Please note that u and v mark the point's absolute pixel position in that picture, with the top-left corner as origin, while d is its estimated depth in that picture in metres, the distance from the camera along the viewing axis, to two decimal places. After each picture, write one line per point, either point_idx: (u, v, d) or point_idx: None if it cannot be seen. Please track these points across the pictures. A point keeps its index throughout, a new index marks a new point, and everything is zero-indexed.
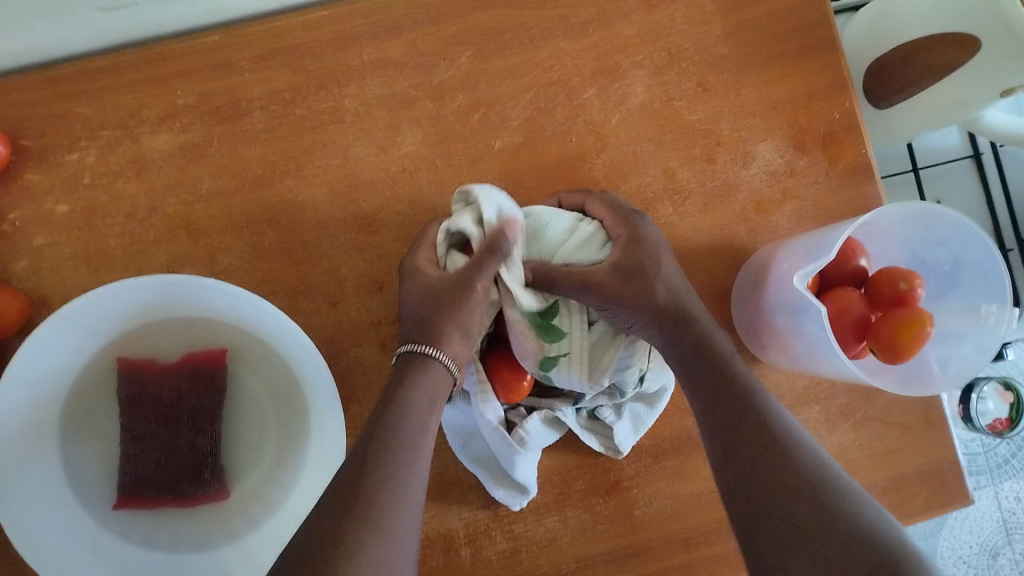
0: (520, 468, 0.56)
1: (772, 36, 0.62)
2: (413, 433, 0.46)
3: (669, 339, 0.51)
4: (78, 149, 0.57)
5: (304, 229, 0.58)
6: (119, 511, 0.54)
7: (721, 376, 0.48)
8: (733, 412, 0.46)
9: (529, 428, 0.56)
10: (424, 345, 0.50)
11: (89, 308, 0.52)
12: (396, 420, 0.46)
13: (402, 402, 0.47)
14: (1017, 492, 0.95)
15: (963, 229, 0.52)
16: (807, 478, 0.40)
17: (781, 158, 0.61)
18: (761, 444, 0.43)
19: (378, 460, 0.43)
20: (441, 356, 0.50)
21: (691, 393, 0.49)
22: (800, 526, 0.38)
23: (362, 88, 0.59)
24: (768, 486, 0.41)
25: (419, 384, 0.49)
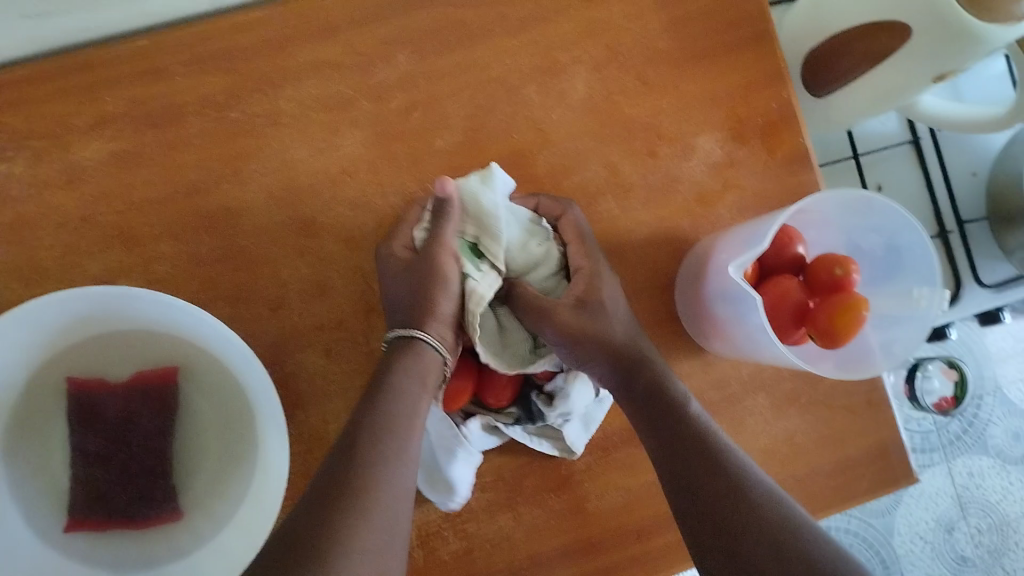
0: (455, 468, 0.56)
1: (709, 28, 0.62)
2: (399, 441, 0.46)
3: (621, 377, 0.53)
4: (7, 159, 0.56)
5: (244, 235, 0.57)
6: (68, 534, 0.53)
7: (678, 417, 0.49)
8: (691, 451, 0.47)
9: (470, 430, 0.57)
10: (415, 329, 0.52)
11: (28, 321, 0.51)
12: (377, 421, 0.46)
13: (383, 402, 0.47)
14: (969, 467, 0.97)
15: (896, 215, 0.53)
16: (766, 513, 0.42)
17: (721, 150, 0.62)
18: (718, 485, 0.45)
19: (355, 465, 0.43)
20: (428, 338, 0.51)
21: (645, 425, 0.50)
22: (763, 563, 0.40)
23: (299, 90, 0.59)
24: (720, 518, 0.43)
25: (406, 373, 0.49)
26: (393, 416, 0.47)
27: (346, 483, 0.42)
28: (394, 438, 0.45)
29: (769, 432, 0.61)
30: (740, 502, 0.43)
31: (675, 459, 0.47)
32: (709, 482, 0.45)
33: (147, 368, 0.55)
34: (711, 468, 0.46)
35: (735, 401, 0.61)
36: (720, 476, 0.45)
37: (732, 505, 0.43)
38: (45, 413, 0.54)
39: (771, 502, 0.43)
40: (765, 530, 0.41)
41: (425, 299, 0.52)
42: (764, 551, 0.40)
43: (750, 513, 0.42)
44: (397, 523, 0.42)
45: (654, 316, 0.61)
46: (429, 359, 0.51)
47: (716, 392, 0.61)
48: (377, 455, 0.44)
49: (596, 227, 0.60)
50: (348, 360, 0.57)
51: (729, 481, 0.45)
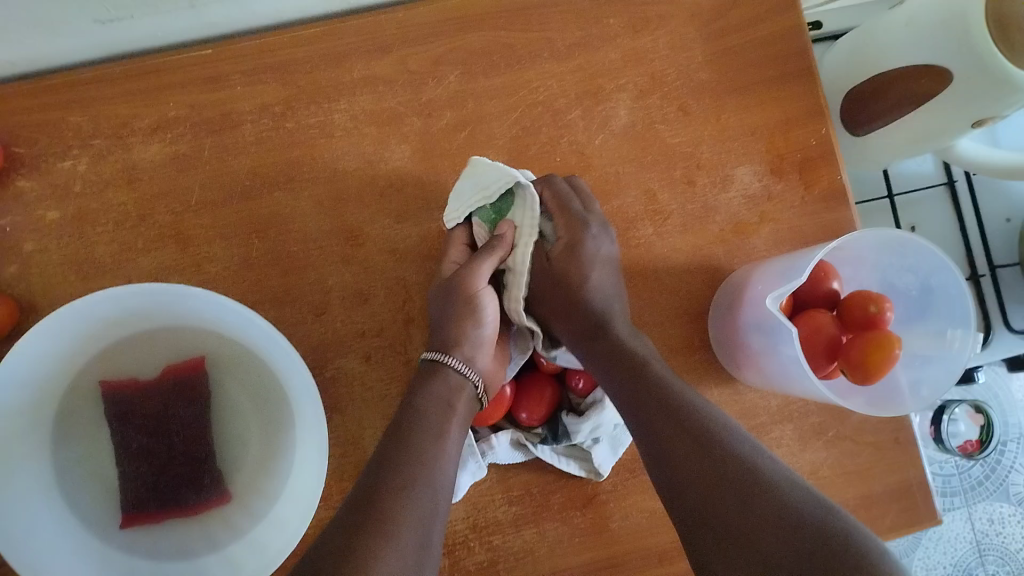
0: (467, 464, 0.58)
1: (752, 64, 0.64)
2: (419, 449, 0.47)
3: (585, 348, 0.57)
4: (71, 157, 0.58)
5: (291, 240, 0.59)
6: (126, 530, 0.55)
7: (649, 382, 0.51)
8: (659, 411, 0.48)
9: (496, 442, 0.59)
10: (450, 357, 0.53)
11: (78, 318, 0.53)
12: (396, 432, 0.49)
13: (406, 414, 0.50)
14: (990, 514, 0.97)
15: (930, 255, 0.53)
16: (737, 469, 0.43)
17: (759, 182, 0.63)
18: (688, 440, 0.46)
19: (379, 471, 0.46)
20: (456, 361, 0.53)
21: (619, 400, 0.52)
22: (729, 517, 0.41)
23: (352, 104, 0.61)
24: (688, 479, 0.44)
25: (432, 390, 0.52)
26: (414, 431, 0.49)
27: (361, 497, 0.44)
28: (410, 449, 0.47)
29: (795, 463, 0.62)
30: (714, 455, 0.44)
31: (650, 422, 0.49)
32: (685, 443, 0.46)
33: (177, 362, 0.57)
34: (688, 430, 0.46)
35: (764, 430, 0.61)
36: (688, 432, 0.46)
37: (708, 461, 0.44)
38: (87, 406, 0.56)
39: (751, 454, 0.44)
40: (733, 482, 0.42)
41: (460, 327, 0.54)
42: (726, 500, 0.42)
43: (716, 466, 0.43)
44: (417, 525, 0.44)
45: (686, 341, 0.62)
46: (461, 389, 0.53)
47: (744, 420, 0.61)
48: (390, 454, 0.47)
49: (633, 251, 0.62)
50: (385, 368, 0.58)
51: (704, 440, 0.45)
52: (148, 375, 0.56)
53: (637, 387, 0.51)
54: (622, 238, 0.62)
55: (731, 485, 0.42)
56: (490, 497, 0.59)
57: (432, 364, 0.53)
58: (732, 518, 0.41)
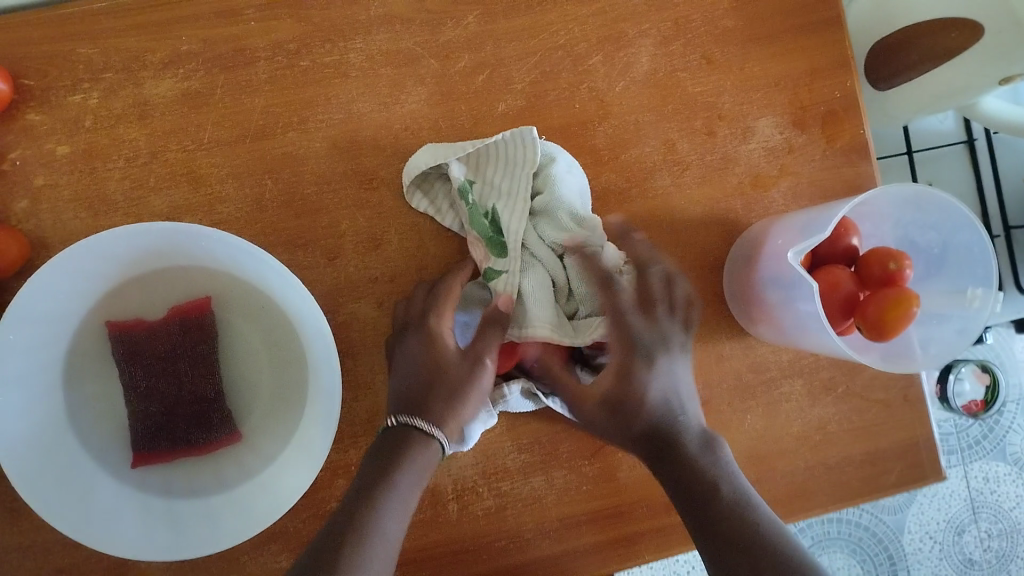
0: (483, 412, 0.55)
1: (778, 12, 0.62)
2: (382, 503, 0.47)
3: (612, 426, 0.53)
4: (81, 90, 0.57)
5: (305, 183, 0.58)
6: (138, 469, 0.55)
7: (668, 428, 0.51)
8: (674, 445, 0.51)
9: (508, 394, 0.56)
10: (429, 423, 0.51)
11: (88, 255, 0.52)
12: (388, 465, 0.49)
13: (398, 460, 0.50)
14: (986, 472, 0.98)
15: (954, 212, 0.53)
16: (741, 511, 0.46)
17: (780, 135, 0.62)
18: (702, 479, 0.48)
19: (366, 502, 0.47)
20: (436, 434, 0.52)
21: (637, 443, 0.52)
22: (729, 544, 0.45)
23: (368, 43, 0.59)
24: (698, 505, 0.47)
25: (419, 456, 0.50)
26: (379, 477, 0.48)
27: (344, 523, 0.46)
28: (376, 502, 0.47)
29: (804, 418, 0.62)
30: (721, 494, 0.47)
31: (669, 460, 0.51)
32: (694, 489, 0.48)
33: (183, 302, 0.56)
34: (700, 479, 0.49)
35: (774, 384, 0.62)
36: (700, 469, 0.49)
37: (718, 515, 0.47)
38: (98, 347, 0.56)
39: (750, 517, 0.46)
40: (738, 519, 0.46)
41: (449, 398, 0.52)
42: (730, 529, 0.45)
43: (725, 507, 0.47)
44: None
45: (700, 295, 0.61)
46: (432, 453, 0.51)
47: (755, 374, 0.61)
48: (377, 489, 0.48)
49: (651, 203, 0.60)
50: None
51: (713, 495, 0.48)
52: (155, 316, 0.56)
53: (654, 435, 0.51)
54: (639, 188, 0.60)
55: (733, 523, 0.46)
56: (499, 445, 0.60)
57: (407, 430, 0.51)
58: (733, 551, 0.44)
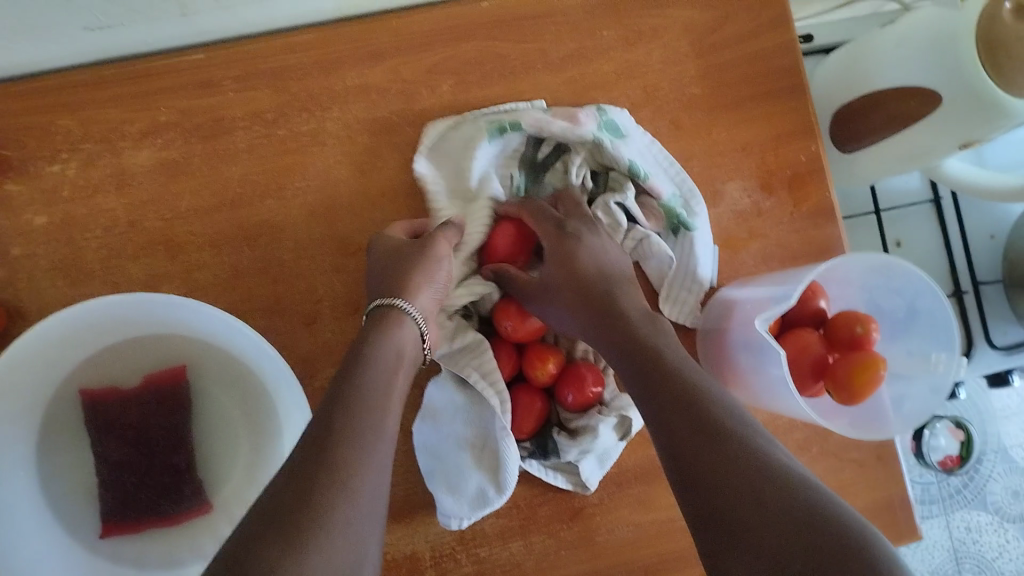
0: (470, 478, 0.57)
1: (744, 79, 0.64)
2: (367, 411, 0.44)
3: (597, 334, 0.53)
4: (60, 161, 0.58)
5: (282, 249, 0.59)
6: (106, 540, 0.54)
7: (650, 354, 0.49)
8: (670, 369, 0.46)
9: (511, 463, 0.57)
10: (399, 299, 0.52)
11: (66, 326, 0.52)
12: (362, 364, 0.47)
13: (369, 356, 0.48)
14: (968, 522, 0.98)
15: (917, 280, 0.54)
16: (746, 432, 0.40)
17: (748, 198, 0.63)
18: (706, 399, 0.43)
19: (329, 424, 0.42)
20: (412, 309, 0.52)
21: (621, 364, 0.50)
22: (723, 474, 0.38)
23: (345, 112, 0.60)
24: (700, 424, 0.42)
25: (381, 352, 0.49)
26: (365, 375, 0.46)
27: (302, 444, 0.42)
28: (356, 403, 0.44)
29: None
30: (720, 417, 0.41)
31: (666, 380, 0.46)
32: (692, 403, 0.43)
33: (158, 370, 0.56)
34: (690, 401, 0.43)
35: None
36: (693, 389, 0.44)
37: (723, 438, 0.40)
38: (65, 420, 0.55)
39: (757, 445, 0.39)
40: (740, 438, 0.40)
41: (407, 270, 0.53)
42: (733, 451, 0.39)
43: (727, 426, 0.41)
44: (366, 479, 0.41)
45: None
46: (408, 331, 0.52)
47: None
48: (337, 420, 0.43)
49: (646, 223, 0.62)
50: None
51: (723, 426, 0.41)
52: (128, 384, 0.56)
53: (636, 355, 0.49)
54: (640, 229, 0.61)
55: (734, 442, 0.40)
56: None
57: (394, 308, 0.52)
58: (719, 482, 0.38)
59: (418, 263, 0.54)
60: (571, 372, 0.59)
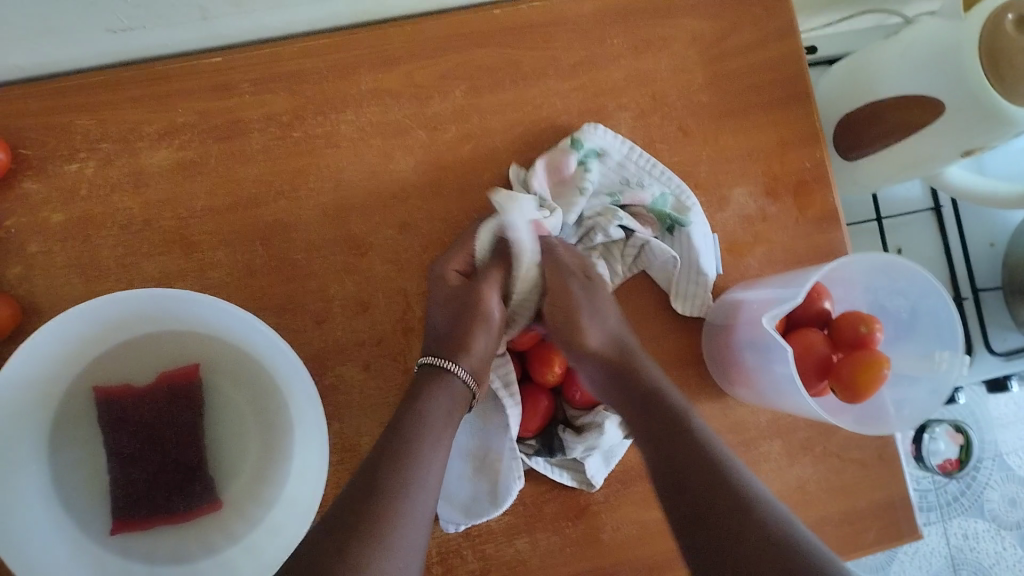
0: (465, 486, 0.59)
1: (751, 87, 0.66)
2: (416, 461, 0.48)
3: (614, 382, 0.55)
4: (78, 160, 0.59)
5: (295, 249, 0.60)
6: (116, 536, 0.55)
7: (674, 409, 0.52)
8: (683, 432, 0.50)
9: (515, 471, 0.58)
10: (447, 361, 0.55)
11: (81, 323, 0.53)
12: (413, 418, 0.51)
13: (417, 413, 0.51)
14: (965, 529, 0.99)
15: (922, 280, 0.55)
16: (747, 498, 0.45)
17: (754, 204, 0.65)
18: (711, 464, 0.47)
19: (381, 474, 0.46)
20: (461, 372, 0.55)
21: (637, 426, 0.53)
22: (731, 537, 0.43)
23: (359, 115, 0.61)
24: (708, 491, 0.46)
25: (434, 401, 0.53)
26: (415, 425, 0.50)
27: (356, 494, 0.45)
28: (409, 455, 0.48)
29: (782, 478, 0.63)
30: (726, 482, 0.46)
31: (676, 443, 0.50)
32: (700, 468, 0.47)
33: (170, 368, 0.57)
34: (703, 469, 0.47)
35: (753, 445, 0.63)
36: (706, 454, 0.48)
37: (726, 504, 0.44)
38: (79, 415, 0.56)
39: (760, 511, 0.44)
40: (740, 504, 0.44)
41: (464, 331, 0.56)
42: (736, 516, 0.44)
43: (731, 491, 0.45)
44: (412, 529, 0.45)
45: (679, 357, 0.63)
46: (454, 389, 0.54)
47: (734, 435, 0.63)
48: (391, 471, 0.47)
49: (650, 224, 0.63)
50: (384, 378, 0.59)
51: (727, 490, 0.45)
52: (140, 382, 0.57)
53: (657, 409, 0.52)
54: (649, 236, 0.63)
55: (737, 511, 0.44)
56: None
57: (439, 369, 0.54)
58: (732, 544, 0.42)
59: (478, 324, 0.56)
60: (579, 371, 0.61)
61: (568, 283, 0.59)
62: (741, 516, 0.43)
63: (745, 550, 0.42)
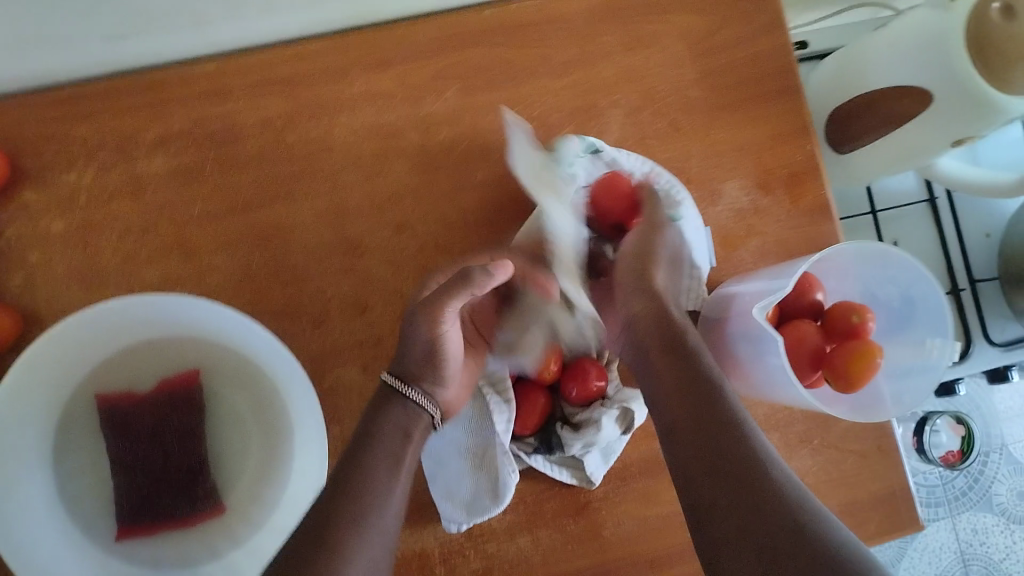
0: (465, 484, 0.59)
1: (740, 82, 0.66)
2: (378, 469, 0.50)
3: (642, 346, 0.56)
4: (75, 170, 0.59)
5: (292, 253, 0.60)
6: (123, 542, 0.55)
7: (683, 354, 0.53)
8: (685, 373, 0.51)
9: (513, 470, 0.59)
10: (406, 387, 0.56)
11: (83, 326, 0.53)
12: (375, 429, 0.53)
13: (379, 426, 0.53)
14: (974, 524, 0.98)
15: (910, 268, 0.55)
16: (728, 427, 0.46)
17: (746, 197, 0.65)
18: (702, 400, 0.48)
19: (349, 480, 0.48)
20: (417, 396, 0.56)
21: (653, 374, 0.53)
22: (705, 469, 0.44)
23: (351, 119, 0.62)
24: (698, 422, 0.47)
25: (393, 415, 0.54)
26: (376, 437, 0.52)
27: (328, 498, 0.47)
28: (370, 462, 0.50)
29: None
30: (711, 417, 0.47)
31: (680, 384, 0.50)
32: (693, 406, 0.48)
33: (172, 374, 0.57)
34: (698, 405, 0.48)
35: None
36: (696, 392, 0.49)
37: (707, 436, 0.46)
38: (78, 423, 0.56)
39: (741, 438, 0.45)
40: (721, 432, 0.45)
41: (432, 363, 0.57)
42: (716, 446, 0.45)
43: (713, 426, 0.46)
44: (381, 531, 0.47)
45: None
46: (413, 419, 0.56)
47: None
48: (355, 477, 0.48)
49: None
50: (383, 379, 0.60)
51: (714, 421, 0.46)
52: (142, 388, 0.57)
53: (666, 357, 0.53)
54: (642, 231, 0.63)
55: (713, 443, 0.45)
56: None
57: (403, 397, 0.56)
58: (708, 474, 0.44)
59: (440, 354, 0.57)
60: (575, 366, 0.60)
61: (643, 273, 0.59)
62: (716, 444, 0.45)
63: (719, 482, 0.43)
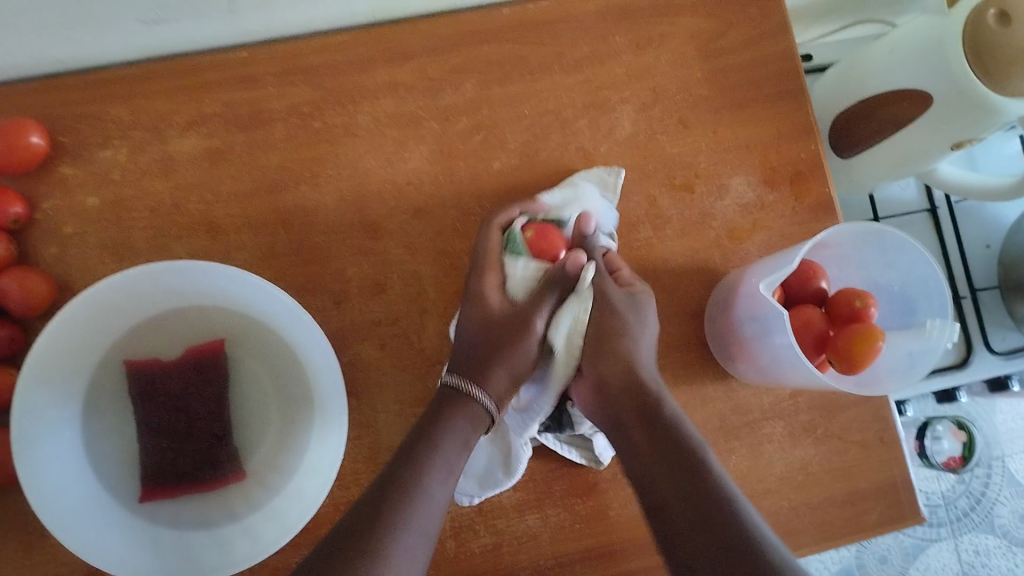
0: (478, 459, 0.61)
1: (747, 83, 0.69)
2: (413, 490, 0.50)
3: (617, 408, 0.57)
4: (111, 148, 0.62)
5: (314, 232, 0.63)
6: (145, 503, 0.56)
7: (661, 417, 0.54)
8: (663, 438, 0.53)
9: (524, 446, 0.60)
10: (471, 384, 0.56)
11: (117, 291, 0.55)
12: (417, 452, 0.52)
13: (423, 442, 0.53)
14: (976, 544, 0.99)
15: (909, 250, 0.58)
16: (707, 491, 0.48)
17: (752, 192, 0.67)
18: (681, 459, 0.51)
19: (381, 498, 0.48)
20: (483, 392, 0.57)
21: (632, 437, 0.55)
22: (688, 530, 0.47)
23: (374, 107, 0.65)
24: (676, 486, 0.49)
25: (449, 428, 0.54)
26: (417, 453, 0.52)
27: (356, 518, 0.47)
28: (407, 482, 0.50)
29: (786, 458, 0.65)
30: (694, 476, 0.49)
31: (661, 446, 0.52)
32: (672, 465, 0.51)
33: (198, 343, 0.60)
34: (676, 467, 0.50)
35: (756, 425, 0.65)
36: (675, 454, 0.51)
37: (687, 497, 0.48)
38: (107, 387, 0.58)
39: (724, 501, 0.47)
40: (705, 494, 0.48)
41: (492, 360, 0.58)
42: (701, 504, 0.47)
43: (695, 488, 0.49)
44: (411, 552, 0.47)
45: (684, 339, 0.66)
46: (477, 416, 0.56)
47: (738, 416, 0.65)
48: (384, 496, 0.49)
49: (653, 212, 0.66)
50: (399, 355, 0.62)
51: (691, 486, 0.49)
52: (168, 356, 0.60)
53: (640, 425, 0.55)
54: (650, 221, 0.66)
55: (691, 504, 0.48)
56: None
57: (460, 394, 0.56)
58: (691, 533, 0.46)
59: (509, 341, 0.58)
60: None
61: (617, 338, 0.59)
62: (697, 504, 0.47)
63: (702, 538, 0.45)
